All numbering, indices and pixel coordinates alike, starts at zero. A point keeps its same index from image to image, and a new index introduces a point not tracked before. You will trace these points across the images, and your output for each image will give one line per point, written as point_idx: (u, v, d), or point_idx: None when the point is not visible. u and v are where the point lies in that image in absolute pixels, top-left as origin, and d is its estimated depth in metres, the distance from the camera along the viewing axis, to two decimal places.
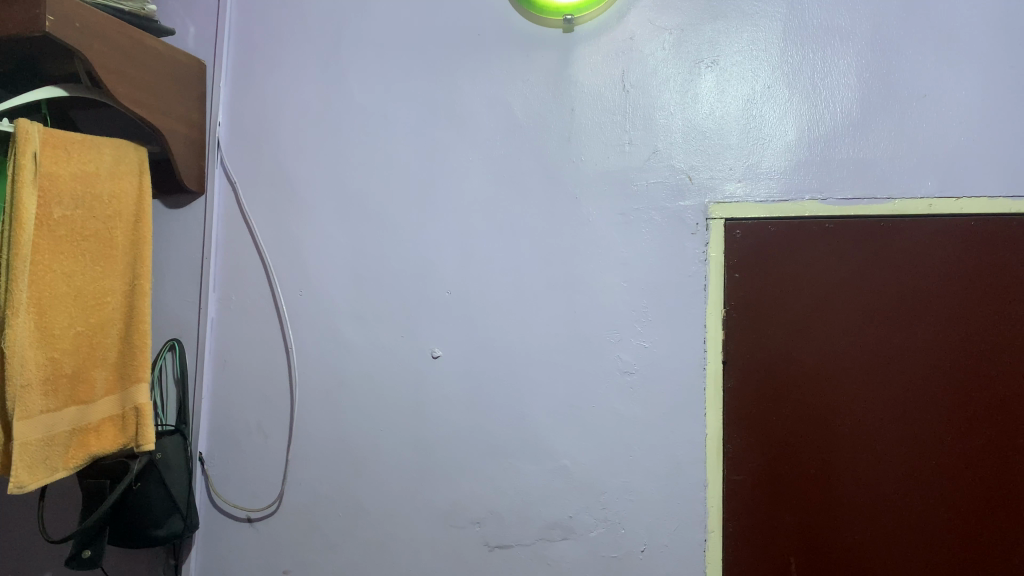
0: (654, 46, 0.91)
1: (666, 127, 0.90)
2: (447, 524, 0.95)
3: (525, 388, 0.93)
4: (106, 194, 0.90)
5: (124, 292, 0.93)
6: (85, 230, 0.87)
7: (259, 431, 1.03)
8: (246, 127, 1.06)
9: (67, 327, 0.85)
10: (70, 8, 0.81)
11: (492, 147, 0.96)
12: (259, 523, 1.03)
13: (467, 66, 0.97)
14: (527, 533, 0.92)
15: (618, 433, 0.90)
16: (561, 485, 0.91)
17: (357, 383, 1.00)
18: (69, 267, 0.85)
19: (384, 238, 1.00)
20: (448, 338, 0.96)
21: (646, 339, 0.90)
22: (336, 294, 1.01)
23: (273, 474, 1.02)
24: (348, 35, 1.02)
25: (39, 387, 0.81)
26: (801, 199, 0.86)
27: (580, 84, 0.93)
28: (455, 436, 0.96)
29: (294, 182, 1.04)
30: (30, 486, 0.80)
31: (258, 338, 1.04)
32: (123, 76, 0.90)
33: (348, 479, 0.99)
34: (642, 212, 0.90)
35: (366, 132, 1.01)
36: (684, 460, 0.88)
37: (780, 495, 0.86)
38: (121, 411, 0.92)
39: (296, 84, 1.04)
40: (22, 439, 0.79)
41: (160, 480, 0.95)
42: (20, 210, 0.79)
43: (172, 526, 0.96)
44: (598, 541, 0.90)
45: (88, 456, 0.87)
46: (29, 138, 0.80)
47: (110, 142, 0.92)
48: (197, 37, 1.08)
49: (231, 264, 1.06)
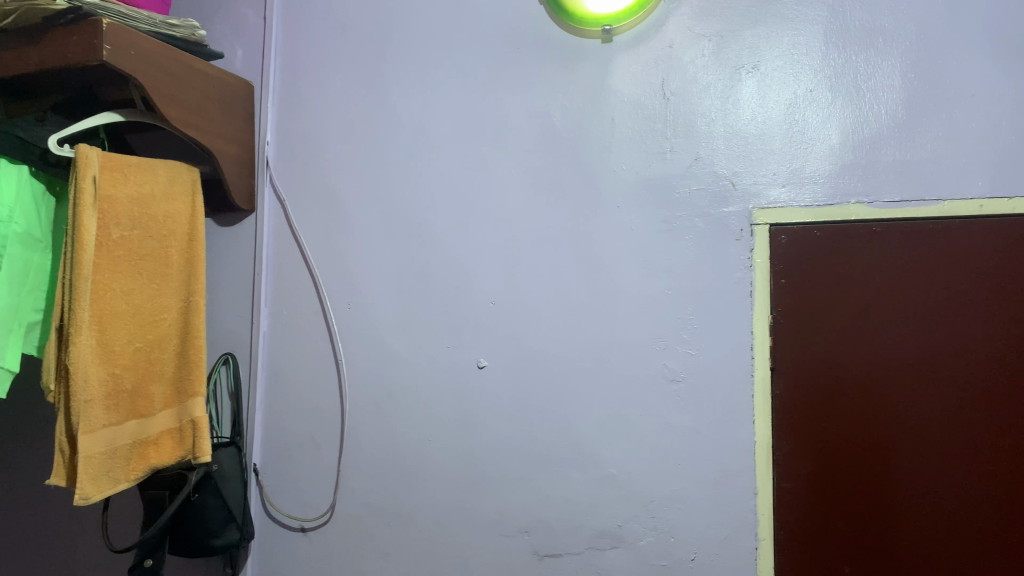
0: (693, 53, 0.91)
1: (707, 133, 0.90)
2: (496, 533, 0.96)
3: (571, 396, 0.94)
4: (161, 214, 0.94)
5: (179, 308, 0.96)
6: (142, 250, 0.91)
7: (311, 442, 1.06)
8: (294, 146, 1.09)
9: (126, 343, 0.88)
10: (126, 37, 0.84)
11: (532, 158, 0.97)
12: (312, 533, 1.05)
13: (506, 79, 0.99)
14: (576, 542, 0.93)
15: (665, 440, 0.90)
16: (610, 494, 0.91)
17: (404, 394, 1.01)
18: (127, 285, 0.88)
19: (428, 250, 1.01)
20: (493, 349, 0.97)
21: (692, 347, 0.89)
22: (382, 306, 1.03)
23: (325, 484, 1.04)
24: (390, 54, 1.04)
25: (101, 402, 0.84)
26: (846, 203, 0.85)
27: (619, 94, 0.93)
28: (501, 445, 0.96)
29: (341, 198, 1.06)
30: (94, 497, 0.83)
31: (309, 351, 1.07)
32: (176, 100, 0.93)
33: (398, 488, 1.01)
34: (684, 219, 0.90)
35: (407, 147, 1.03)
36: (733, 467, 0.87)
37: (833, 501, 0.84)
38: (179, 424, 0.95)
39: (340, 102, 1.07)
40: (87, 452, 0.82)
41: (217, 491, 0.98)
42: (81, 231, 0.82)
43: (228, 536, 0.99)
44: (647, 549, 0.90)
45: (148, 468, 0.90)
46: (89, 162, 0.83)
47: (164, 164, 0.95)
48: (245, 61, 1.12)
49: (282, 279, 1.09)
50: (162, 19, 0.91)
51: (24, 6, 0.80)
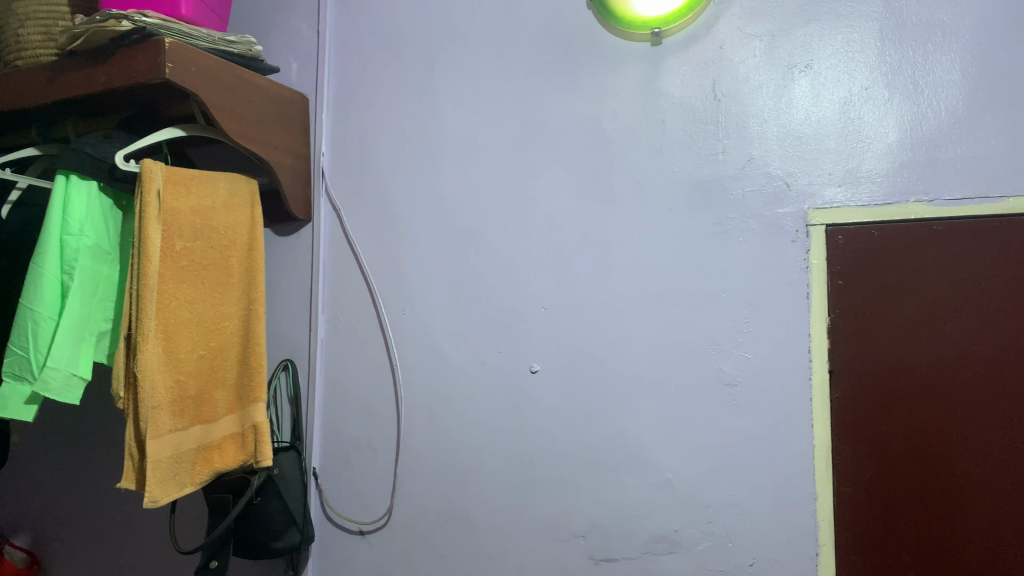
0: (744, 53, 0.90)
1: (759, 134, 0.89)
2: (551, 537, 0.96)
3: (625, 400, 0.93)
4: (222, 225, 0.97)
5: (241, 317, 0.99)
6: (204, 260, 0.94)
7: (368, 446, 1.07)
8: (349, 157, 1.12)
9: (191, 351, 0.91)
10: (187, 54, 0.87)
11: (582, 162, 0.97)
12: (371, 536, 1.06)
13: (555, 85, 0.99)
14: (632, 546, 0.92)
15: (722, 445, 0.89)
16: (665, 500, 0.91)
17: (458, 399, 1.02)
18: (191, 294, 0.91)
19: (479, 256, 1.02)
20: (546, 354, 0.98)
21: (748, 350, 0.88)
22: (435, 312, 1.04)
23: (382, 488, 1.06)
24: (441, 63, 1.06)
25: (168, 408, 0.87)
26: (906, 201, 0.83)
27: (669, 96, 0.93)
28: (556, 449, 0.97)
29: (394, 207, 1.08)
30: (162, 500, 0.85)
31: (365, 357, 1.09)
32: (235, 115, 0.96)
33: (453, 491, 1.02)
34: (738, 221, 0.89)
35: (459, 154, 1.04)
36: (792, 472, 0.86)
37: (895, 506, 0.82)
38: (241, 429, 0.97)
39: (393, 112, 1.09)
40: (154, 457, 0.84)
41: (278, 494, 1.00)
42: (147, 243, 0.85)
43: (289, 539, 1.01)
44: (705, 555, 0.89)
45: (212, 472, 0.93)
46: (153, 177, 0.86)
47: (224, 176, 0.98)
48: (301, 74, 1.15)
49: (338, 286, 1.11)
50: (222, 37, 0.95)
51: (92, 28, 0.85)
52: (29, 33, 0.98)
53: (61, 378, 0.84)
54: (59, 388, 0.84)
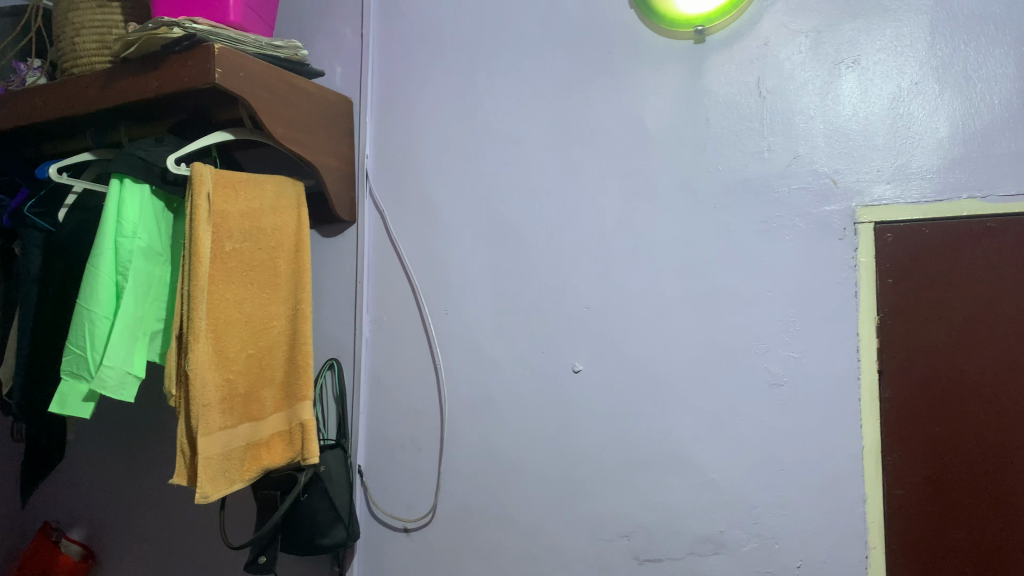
0: (790, 49, 0.89)
1: (805, 131, 0.88)
2: (594, 537, 0.96)
3: (669, 400, 0.93)
4: (269, 227, 0.99)
5: (288, 317, 1.01)
6: (252, 261, 0.96)
7: (412, 444, 1.09)
8: (392, 159, 1.14)
9: (239, 350, 0.93)
10: (236, 60, 0.89)
11: (625, 161, 0.97)
12: (415, 534, 1.08)
13: (597, 85, 0.99)
14: (677, 547, 0.91)
15: (768, 446, 0.88)
16: (710, 500, 0.90)
17: (501, 398, 1.03)
18: (240, 295, 0.93)
19: (522, 256, 1.03)
20: (589, 353, 0.98)
21: (795, 350, 0.87)
22: (478, 312, 1.05)
23: (426, 486, 1.07)
24: (482, 65, 1.07)
25: (218, 406, 0.89)
26: (958, 198, 0.81)
27: (713, 94, 0.92)
28: (599, 448, 0.97)
29: (438, 208, 1.09)
30: (212, 496, 0.87)
31: (409, 356, 1.10)
32: (283, 118, 0.98)
33: (496, 489, 1.03)
34: (784, 219, 0.88)
35: (501, 156, 1.05)
36: (841, 474, 0.84)
37: (948, 510, 0.80)
38: (289, 427, 0.99)
39: (436, 113, 1.10)
40: (205, 453, 0.86)
41: (325, 491, 1.02)
42: (197, 245, 0.87)
43: (336, 536, 1.02)
44: (751, 556, 0.88)
45: (261, 469, 0.95)
46: (203, 180, 0.88)
47: (271, 178, 1.00)
48: (345, 78, 1.17)
49: (382, 286, 1.13)
50: (268, 42, 0.97)
51: (145, 35, 0.88)
52: (85, 42, 1.02)
53: (117, 376, 0.86)
54: (115, 386, 0.86)
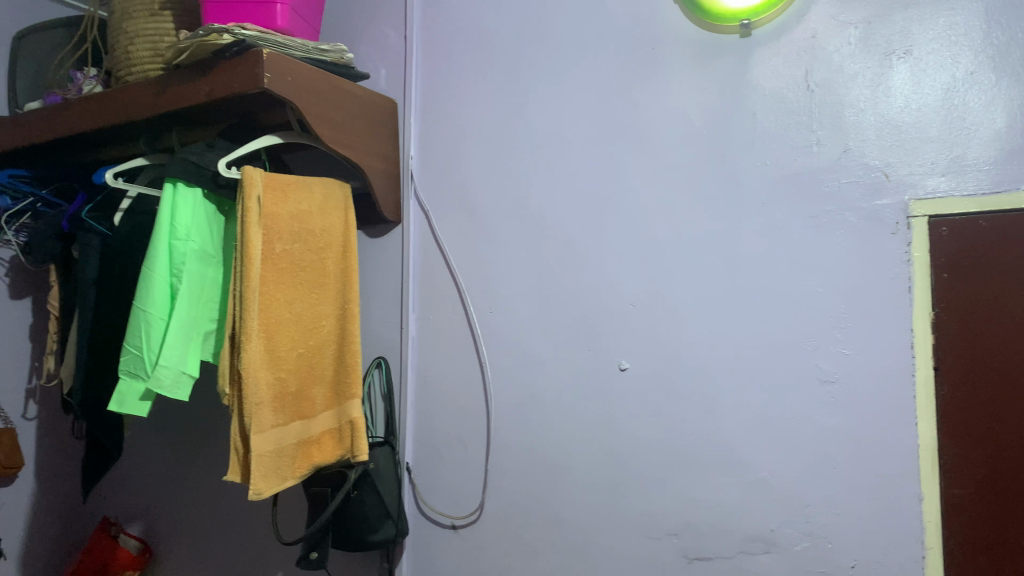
0: (839, 42, 0.87)
1: (855, 124, 0.86)
2: (642, 535, 0.96)
3: (716, 398, 0.92)
4: (318, 228, 1.00)
5: (336, 316, 1.03)
6: (302, 262, 0.97)
7: (459, 442, 1.10)
8: (436, 160, 1.15)
9: (290, 349, 0.95)
10: (283, 65, 0.91)
11: (670, 158, 0.96)
12: (463, 530, 1.09)
13: (641, 81, 0.99)
14: (727, 545, 0.91)
15: (819, 444, 0.86)
16: (760, 499, 0.89)
17: (547, 396, 1.03)
18: (290, 295, 0.95)
19: (566, 254, 1.03)
20: (635, 351, 0.97)
21: (847, 347, 0.85)
22: (523, 310, 1.06)
23: (474, 484, 1.09)
24: (526, 65, 1.07)
25: (269, 404, 0.90)
26: (1016, 190, 0.77)
27: (760, 89, 0.91)
28: (647, 446, 0.96)
29: (482, 207, 1.10)
30: (266, 493, 0.89)
31: (455, 355, 1.11)
32: (329, 121, 0.99)
33: (543, 487, 1.03)
34: (834, 214, 0.86)
35: (545, 155, 1.05)
36: (895, 473, 0.82)
37: (1009, 510, 0.77)
38: (338, 424, 1.01)
39: (480, 113, 1.11)
40: (258, 450, 0.88)
41: (373, 487, 1.03)
42: (248, 247, 0.89)
43: (385, 532, 1.04)
44: (803, 555, 0.86)
45: (312, 466, 0.97)
46: (254, 183, 0.90)
47: (319, 180, 1.02)
48: (390, 79, 1.19)
49: (428, 286, 1.15)
50: (314, 46, 0.99)
51: (197, 42, 0.90)
52: (139, 50, 1.05)
53: (172, 375, 0.89)
54: (170, 386, 0.88)
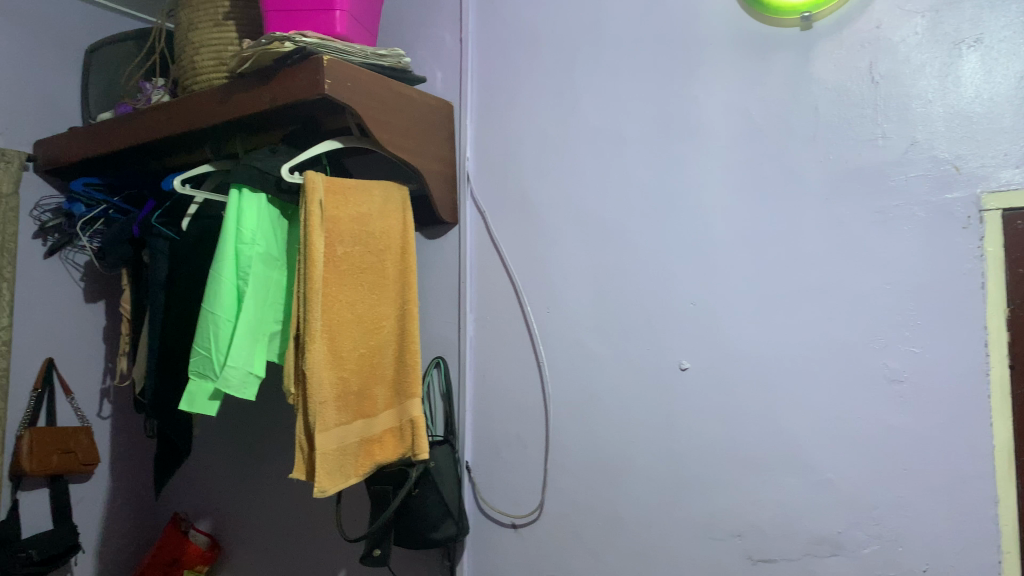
0: (905, 32, 0.84)
1: (923, 115, 0.83)
2: (704, 536, 0.95)
3: (779, 397, 0.91)
4: (377, 230, 1.02)
5: (396, 316, 1.05)
6: (363, 264, 0.99)
7: (519, 441, 1.11)
8: (492, 161, 1.16)
9: (352, 349, 0.96)
10: (343, 71, 0.92)
11: (728, 155, 0.95)
12: (523, 529, 1.09)
13: (698, 77, 0.98)
14: (793, 547, 0.89)
15: (887, 445, 0.84)
16: (827, 499, 0.87)
17: (606, 396, 1.03)
18: (352, 296, 0.97)
19: (624, 253, 1.03)
20: (695, 350, 0.97)
21: (916, 345, 0.82)
22: (580, 309, 1.06)
23: (534, 483, 1.09)
24: (582, 64, 1.07)
25: (333, 403, 0.92)
26: None
27: (821, 82, 0.89)
28: (708, 446, 0.95)
29: (538, 208, 1.10)
30: (331, 490, 0.91)
31: (514, 355, 1.12)
32: (388, 125, 1.01)
33: (603, 487, 1.03)
34: (901, 209, 0.84)
35: (602, 154, 1.05)
36: (969, 474, 0.79)
37: None
38: (399, 423, 1.03)
39: (536, 113, 1.11)
40: (323, 448, 0.90)
41: (434, 486, 1.04)
42: (311, 250, 0.90)
43: (446, 530, 1.05)
44: (872, 559, 0.84)
45: (374, 464, 0.98)
46: (315, 188, 0.92)
47: (378, 184, 1.03)
48: (446, 82, 1.20)
49: (486, 286, 1.16)
50: (373, 52, 1.00)
51: (259, 50, 0.92)
52: (203, 60, 1.08)
53: (239, 376, 0.91)
54: (238, 386, 0.91)
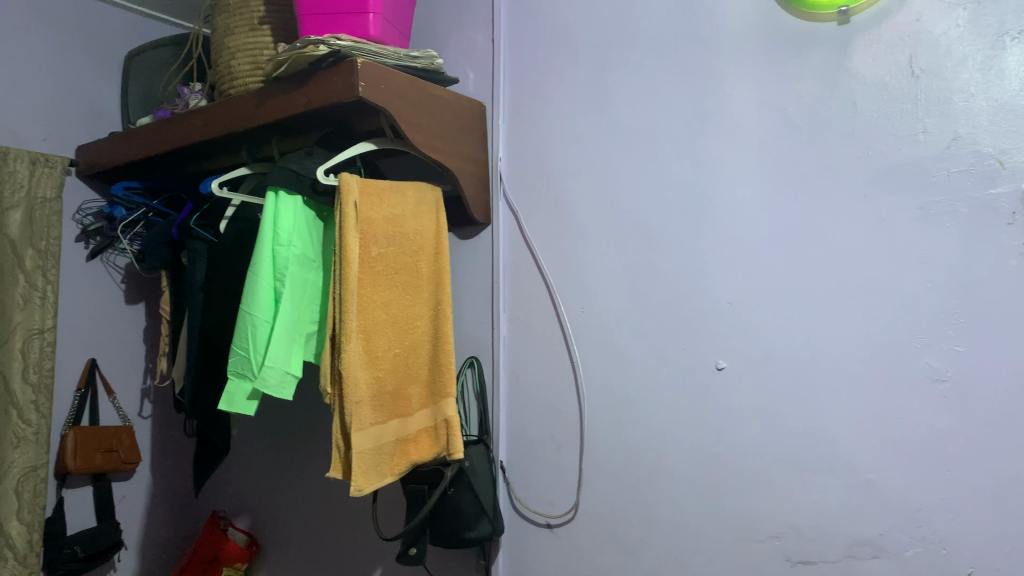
0: (946, 24, 0.82)
1: (966, 109, 0.81)
2: (742, 537, 0.94)
3: (817, 397, 0.90)
4: (411, 231, 1.03)
5: (430, 316, 1.05)
6: (397, 265, 1.00)
7: (553, 441, 1.11)
8: (524, 161, 1.16)
9: (387, 349, 0.97)
10: (377, 73, 0.93)
11: (763, 152, 0.94)
12: (558, 530, 1.09)
13: (733, 75, 0.97)
14: (833, 549, 0.88)
15: (930, 445, 0.82)
16: (868, 500, 0.86)
17: (641, 396, 1.03)
18: (386, 296, 0.98)
19: (658, 253, 1.02)
20: (731, 349, 0.96)
21: (959, 343, 0.81)
22: (614, 309, 1.05)
23: (569, 483, 1.09)
24: (615, 62, 1.07)
25: (369, 403, 0.93)
26: None
27: (859, 77, 0.88)
28: (745, 446, 0.94)
29: (571, 208, 1.10)
30: (367, 489, 0.91)
31: (548, 355, 1.12)
32: (421, 126, 1.02)
33: (639, 487, 1.02)
34: (943, 205, 0.82)
35: (635, 153, 1.05)
36: (1016, 476, 0.77)
37: None
38: (434, 423, 1.03)
39: (568, 113, 1.11)
40: (359, 448, 0.90)
41: (469, 486, 1.05)
42: (346, 251, 0.91)
43: (481, 530, 1.05)
44: (915, 561, 0.82)
45: (409, 463, 0.99)
46: (350, 190, 0.93)
47: (411, 185, 1.04)
48: (478, 83, 1.21)
49: (519, 286, 1.16)
50: (406, 54, 1.01)
51: (294, 54, 0.93)
52: (240, 64, 1.10)
53: (277, 376, 0.92)
54: (276, 385, 0.92)
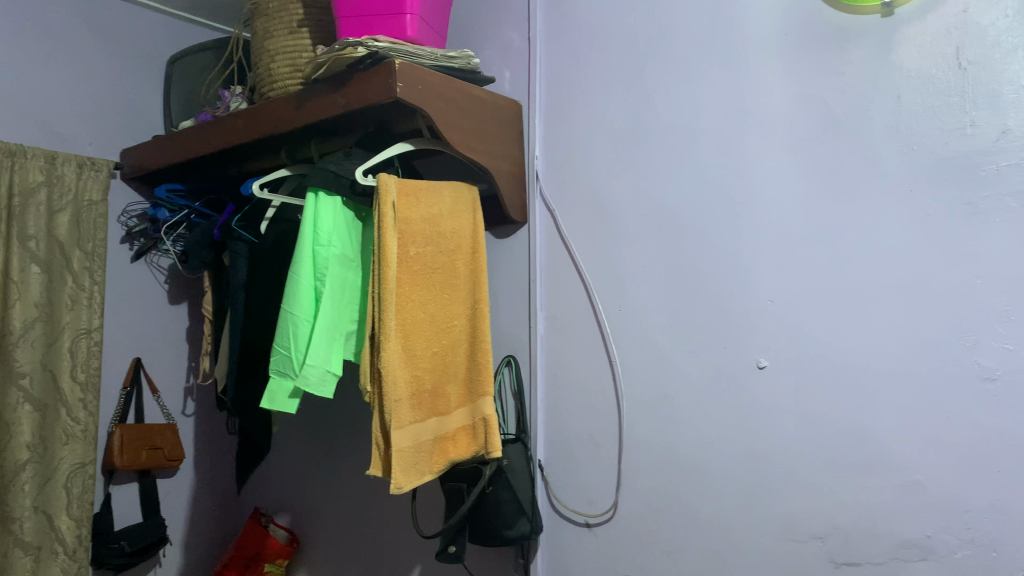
0: (995, 14, 0.80)
1: (1016, 101, 0.79)
2: (785, 537, 0.93)
3: (861, 396, 0.88)
4: (449, 231, 1.03)
5: (468, 315, 1.05)
6: (435, 264, 1.00)
7: (591, 440, 1.11)
8: (561, 159, 1.16)
9: (426, 348, 0.98)
10: (414, 74, 0.93)
11: (804, 148, 0.93)
12: (597, 529, 1.09)
13: (773, 70, 0.96)
14: (879, 551, 0.86)
15: (979, 446, 0.80)
16: (914, 502, 0.84)
17: (679, 394, 1.02)
18: (424, 296, 0.98)
19: (697, 250, 1.01)
20: (772, 347, 0.95)
21: (1010, 341, 0.78)
22: (653, 307, 1.05)
23: (608, 482, 1.09)
24: (652, 58, 1.06)
25: (408, 402, 0.94)
26: None
27: (904, 70, 0.86)
28: (787, 445, 0.93)
29: (609, 206, 1.10)
30: (407, 487, 0.92)
31: (586, 354, 1.12)
32: (457, 126, 1.02)
33: (679, 486, 1.02)
34: (993, 200, 0.80)
35: (673, 149, 1.04)
36: None
37: None
38: (472, 421, 1.03)
39: (605, 110, 1.11)
40: (398, 445, 0.91)
41: (508, 484, 1.05)
42: (385, 251, 0.92)
43: (521, 528, 1.05)
44: (965, 564, 0.80)
45: (447, 462, 0.99)
46: (388, 190, 0.94)
47: (449, 185, 1.05)
48: (514, 82, 1.21)
49: (556, 285, 1.16)
50: (443, 54, 1.01)
51: (333, 56, 0.95)
52: (279, 67, 1.11)
53: (318, 373, 0.93)
54: (316, 383, 0.93)
